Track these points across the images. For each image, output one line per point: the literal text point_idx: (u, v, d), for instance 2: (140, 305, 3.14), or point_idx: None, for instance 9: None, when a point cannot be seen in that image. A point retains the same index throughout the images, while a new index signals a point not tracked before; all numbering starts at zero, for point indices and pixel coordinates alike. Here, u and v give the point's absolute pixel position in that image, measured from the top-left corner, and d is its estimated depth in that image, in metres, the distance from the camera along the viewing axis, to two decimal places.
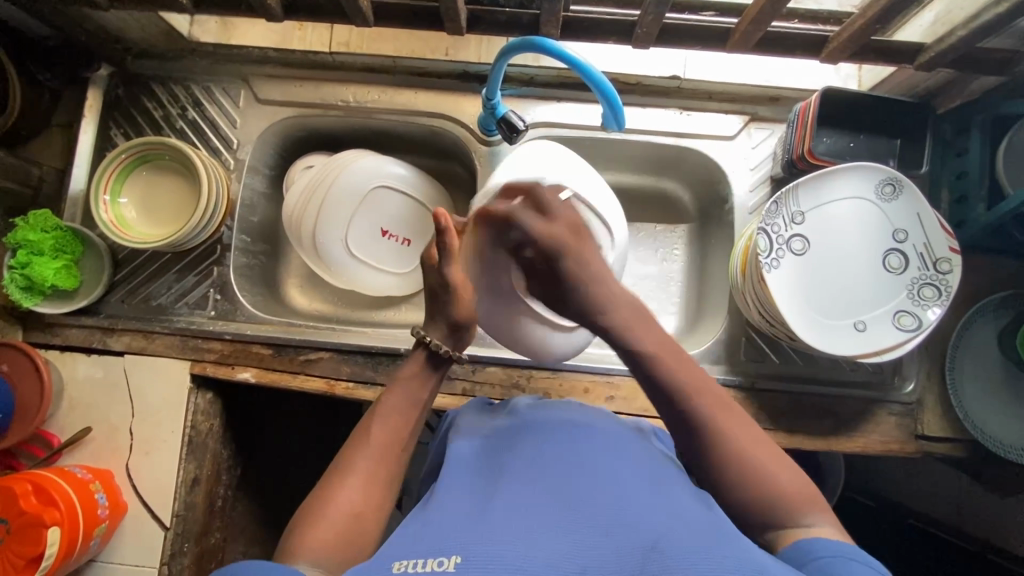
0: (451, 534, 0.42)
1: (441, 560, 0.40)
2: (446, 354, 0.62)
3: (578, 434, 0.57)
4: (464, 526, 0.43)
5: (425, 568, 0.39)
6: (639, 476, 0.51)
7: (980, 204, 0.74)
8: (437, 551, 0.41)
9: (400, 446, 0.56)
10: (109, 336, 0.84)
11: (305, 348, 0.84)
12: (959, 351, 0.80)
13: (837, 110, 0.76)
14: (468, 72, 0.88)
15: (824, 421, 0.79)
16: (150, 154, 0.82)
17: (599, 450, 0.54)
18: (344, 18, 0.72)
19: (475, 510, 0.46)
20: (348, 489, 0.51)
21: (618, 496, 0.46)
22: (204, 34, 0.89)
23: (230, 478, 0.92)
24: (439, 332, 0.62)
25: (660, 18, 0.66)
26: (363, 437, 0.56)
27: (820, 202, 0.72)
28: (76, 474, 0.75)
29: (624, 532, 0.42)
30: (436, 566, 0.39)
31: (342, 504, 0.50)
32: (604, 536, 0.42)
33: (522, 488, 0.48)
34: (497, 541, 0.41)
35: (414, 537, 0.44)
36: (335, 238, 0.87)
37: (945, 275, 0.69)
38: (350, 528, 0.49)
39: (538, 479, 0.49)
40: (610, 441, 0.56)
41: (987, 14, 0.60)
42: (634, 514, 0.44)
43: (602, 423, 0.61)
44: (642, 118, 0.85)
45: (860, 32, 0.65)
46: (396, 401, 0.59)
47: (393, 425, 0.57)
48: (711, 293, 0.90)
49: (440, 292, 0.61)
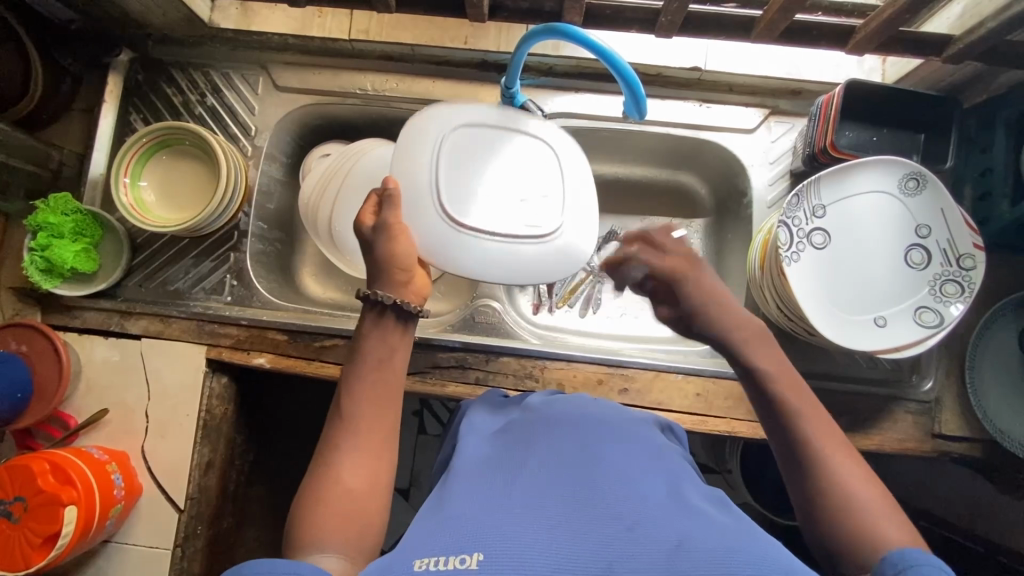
0: (472, 531, 0.42)
1: (464, 557, 0.39)
2: (393, 302, 0.58)
3: (588, 430, 0.56)
4: (486, 522, 0.42)
5: (448, 566, 0.38)
6: (651, 474, 0.50)
7: (1004, 201, 0.73)
8: (459, 548, 0.40)
9: (381, 415, 0.56)
10: (126, 319, 0.85)
11: (320, 334, 0.84)
12: (980, 351, 0.79)
13: (860, 104, 0.75)
14: (487, 61, 0.87)
15: (841, 417, 0.79)
16: (169, 139, 0.82)
17: (613, 448, 0.53)
18: (366, 3, 0.72)
19: (495, 504, 0.45)
20: (340, 474, 0.51)
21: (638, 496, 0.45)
22: (224, 20, 0.87)
23: (243, 463, 0.92)
24: (380, 284, 0.60)
25: (684, 6, 0.66)
26: (346, 417, 0.55)
27: (843, 195, 0.71)
28: (92, 455, 0.76)
29: (646, 528, 0.42)
30: (458, 563, 0.39)
31: (337, 491, 0.50)
32: (628, 532, 0.41)
33: (539, 486, 0.47)
34: (520, 541, 0.40)
35: (435, 532, 0.43)
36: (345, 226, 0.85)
37: (968, 271, 0.69)
38: (353, 510, 0.49)
39: (557, 479, 0.48)
40: (620, 434, 0.56)
41: (1018, 6, 0.59)
42: (656, 514, 0.43)
43: (607, 417, 0.60)
44: (661, 110, 0.85)
45: (887, 23, 0.64)
46: (371, 370, 0.57)
47: (372, 398, 0.56)
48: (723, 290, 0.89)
49: (376, 240, 0.61)
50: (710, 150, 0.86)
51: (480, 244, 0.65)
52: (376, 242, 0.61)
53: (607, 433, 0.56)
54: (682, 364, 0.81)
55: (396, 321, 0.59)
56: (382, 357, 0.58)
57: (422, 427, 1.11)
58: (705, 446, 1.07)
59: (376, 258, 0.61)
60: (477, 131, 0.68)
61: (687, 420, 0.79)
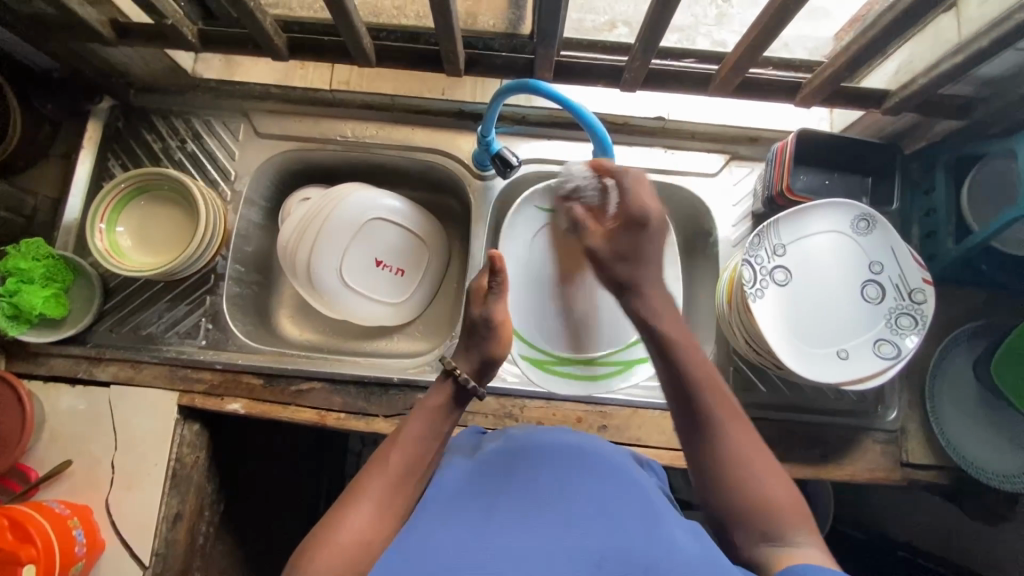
0: (445, 554, 0.43)
1: None
2: (468, 387, 0.65)
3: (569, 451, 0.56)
4: (458, 545, 0.44)
5: None
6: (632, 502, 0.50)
7: (948, 238, 0.78)
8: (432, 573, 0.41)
9: (417, 474, 0.56)
10: (95, 366, 0.83)
11: (296, 377, 0.83)
12: (938, 381, 0.83)
13: (815, 151, 0.81)
14: (463, 110, 0.91)
15: (812, 449, 0.81)
16: (149, 184, 0.83)
17: (594, 474, 0.53)
18: (346, 57, 0.75)
19: (471, 527, 0.46)
20: (356, 514, 0.51)
21: (612, 523, 0.46)
22: (208, 70, 0.91)
23: (215, 514, 0.89)
24: (468, 366, 0.68)
25: (646, 63, 0.71)
26: (382, 463, 0.56)
27: (801, 235, 0.76)
28: (53, 510, 0.73)
29: (616, 561, 0.42)
30: None
31: (347, 531, 0.49)
32: (596, 565, 0.42)
33: (516, 511, 0.47)
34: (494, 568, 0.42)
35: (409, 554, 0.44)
36: (326, 263, 0.88)
37: (920, 305, 0.73)
38: (357, 557, 0.48)
39: (533, 502, 0.48)
40: (609, 463, 0.56)
41: (945, 64, 0.65)
42: (628, 543, 0.44)
43: (595, 444, 0.60)
44: (630, 156, 0.89)
45: (829, 79, 0.70)
46: (418, 427, 0.60)
47: (413, 456, 0.57)
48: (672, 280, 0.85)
49: (479, 324, 0.69)
50: (678, 194, 0.91)
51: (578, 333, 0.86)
52: (478, 321, 0.69)
53: (603, 461, 0.56)
54: (659, 400, 0.82)
55: (458, 399, 0.65)
56: (439, 416, 0.62)
57: None
58: (686, 483, 1.07)
59: (474, 338, 0.69)
60: (554, 241, 0.88)
61: (665, 456, 0.80)
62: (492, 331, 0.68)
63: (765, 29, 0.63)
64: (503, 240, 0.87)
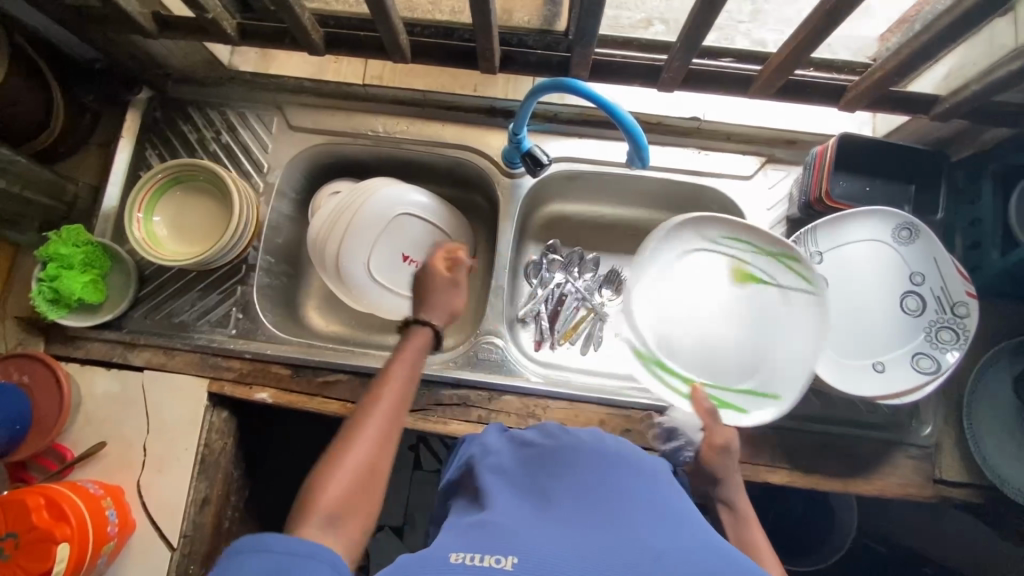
0: (506, 535, 0.43)
1: (499, 558, 0.40)
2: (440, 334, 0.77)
3: (620, 455, 0.55)
4: (510, 530, 0.44)
5: (482, 562, 0.40)
6: (691, 512, 0.48)
7: (994, 249, 0.76)
8: (495, 549, 0.41)
9: (400, 416, 0.66)
10: (129, 351, 0.85)
11: (323, 370, 0.84)
12: (976, 398, 0.80)
13: (856, 156, 0.78)
14: (495, 107, 0.91)
15: (841, 462, 0.79)
16: (183, 175, 0.85)
17: (653, 481, 0.51)
18: (381, 53, 0.75)
19: (532, 519, 0.46)
20: (359, 446, 0.61)
21: (671, 526, 0.44)
22: (244, 63, 0.93)
23: (239, 499, 0.91)
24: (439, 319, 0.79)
25: (685, 64, 0.70)
26: (373, 402, 0.66)
27: (838, 243, 0.74)
28: (88, 490, 0.75)
29: (675, 557, 0.40)
30: (493, 562, 0.40)
31: (354, 462, 0.59)
32: (658, 558, 0.40)
33: (575, 506, 0.46)
34: (550, 546, 0.41)
35: (471, 534, 0.44)
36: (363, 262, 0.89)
37: (963, 319, 0.71)
38: (361, 477, 0.59)
39: (595, 497, 0.47)
40: (663, 476, 0.54)
41: (1002, 69, 0.62)
42: (689, 545, 0.42)
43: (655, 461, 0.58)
44: (661, 156, 0.88)
45: (877, 83, 0.67)
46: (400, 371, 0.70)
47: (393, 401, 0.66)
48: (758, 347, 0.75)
49: (434, 286, 0.82)
50: (710, 196, 0.89)
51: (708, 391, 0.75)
52: (442, 285, 0.82)
53: (651, 467, 0.55)
54: None
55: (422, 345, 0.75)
56: (408, 362, 0.71)
57: (416, 462, 1.14)
58: None
59: (432, 300, 0.81)
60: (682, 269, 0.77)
61: None
62: (450, 288, 0.82)
63: (813, 31, 0.61)
64: (648, 272, 0.78)
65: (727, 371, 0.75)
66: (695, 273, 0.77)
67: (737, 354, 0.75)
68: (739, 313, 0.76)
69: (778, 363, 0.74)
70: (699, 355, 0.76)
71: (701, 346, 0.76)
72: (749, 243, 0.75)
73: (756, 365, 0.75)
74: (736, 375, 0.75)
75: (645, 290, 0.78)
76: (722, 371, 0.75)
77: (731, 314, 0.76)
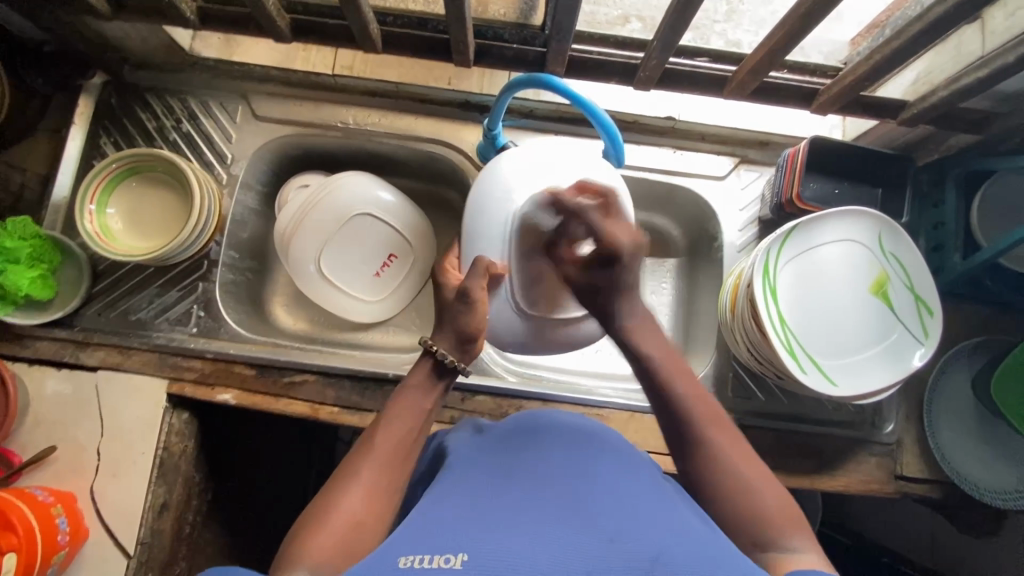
0: (453, 533, 0.40)
1: (448, 557, 0.37)
2: (453, 365, 0.58)
3: (574, 441, 0.55)
4: (457, 527, 0.41)
5: (429, 565, 0.37)
6: (642, 488, 0.48)
7: (955, 252, 0.78)
8: (443, 547, 0.38)
9: (405, 458, 0.53)
10: (82, 351, 0.81)
11: (289, 370, 0.81)
12: (938, 396, 0.82)
13: (824, 158, 0.79)
14: (470, 101, 0.89)
15: (808, 459, 0.80)
16: (140, 165, 0.80)
17: (604, 460, 0.52)
18: (352, 42, 0.72)
19: (480, 506, 0.44)
20: (350, 497, 0.48)
21: (621, 509, 0.44)
22: (206, 48, 0.88)
23: (201, 503, 0.88)
24: (446, 343, 0.59)
25: (662, 63, 0.70)
26: (370, 446, 0.52)
27: (814, 243, 0.74)
28: (37, 498, 0.71)
29: (626, 540, 0.40)
30: (442, 563, 0.37)
31: (341, 514, 0.46)
32: (609, 542, 0.39)
33: (526, 496, 0.45)
34: (501, 543, 0.39)
35: (417, 533, 0.41)
36: (465, 304, 0.60)
37: (928, 320, 0.73)
38: (353, 538, 0.45)
39: (545, 486, 0.46)
40: (614, 453, 0.54)
41: (967, 78, 0.64)
42: (637, 525, 0.42)
43: (605, 433, 0.58)
44: (637, 155, 0.88)
45: (849, 88, 0.68)
46: (403, 407, 0.55)
47: (383, 472, 0.50)
48: (841, 333, 0.74)
49: (459, 305, 0.60)
50: (683, 195, 0.89)
51: (858, 372, 0.73)
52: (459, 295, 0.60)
53: (600, 446, 0.54)
54: None
55: (443, 380, 0.59)
56: (409, 429, 0.54)
57: None
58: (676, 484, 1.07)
59: (455, 318, 0.60)
60: (826, 258, 0.74)
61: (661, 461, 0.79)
62: (468, 305, 0.60)
63: (788, 35, 0.61)
64: (783, 260, 0.73)
65: (830, 352, 0.73)
66: (834, 265, 0.74)
67: (827, 334, 0.74)
68: (821, 294, 0.74)
69: (861, 363, 0.73)
70: (832, 339, 0.74)
71: (826, 331, 0.74)
72: (904, 269, 0.74)
73: (856, 350, 0.73)
74: (833, 357, 0.73)
75: (840, 283, 0.75)
76: (826, 351, 0.73)
77: (826, 319, 0.74)
